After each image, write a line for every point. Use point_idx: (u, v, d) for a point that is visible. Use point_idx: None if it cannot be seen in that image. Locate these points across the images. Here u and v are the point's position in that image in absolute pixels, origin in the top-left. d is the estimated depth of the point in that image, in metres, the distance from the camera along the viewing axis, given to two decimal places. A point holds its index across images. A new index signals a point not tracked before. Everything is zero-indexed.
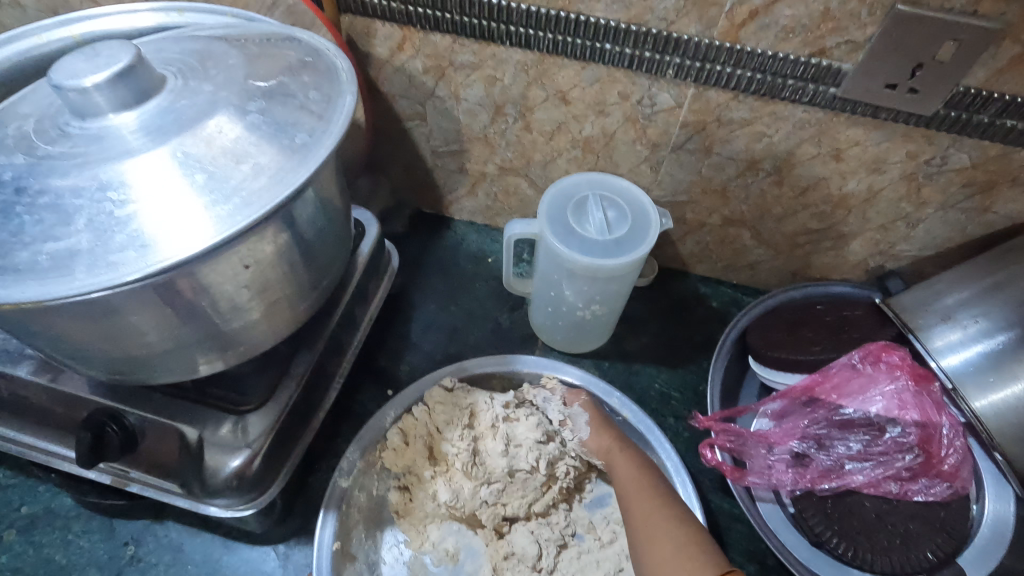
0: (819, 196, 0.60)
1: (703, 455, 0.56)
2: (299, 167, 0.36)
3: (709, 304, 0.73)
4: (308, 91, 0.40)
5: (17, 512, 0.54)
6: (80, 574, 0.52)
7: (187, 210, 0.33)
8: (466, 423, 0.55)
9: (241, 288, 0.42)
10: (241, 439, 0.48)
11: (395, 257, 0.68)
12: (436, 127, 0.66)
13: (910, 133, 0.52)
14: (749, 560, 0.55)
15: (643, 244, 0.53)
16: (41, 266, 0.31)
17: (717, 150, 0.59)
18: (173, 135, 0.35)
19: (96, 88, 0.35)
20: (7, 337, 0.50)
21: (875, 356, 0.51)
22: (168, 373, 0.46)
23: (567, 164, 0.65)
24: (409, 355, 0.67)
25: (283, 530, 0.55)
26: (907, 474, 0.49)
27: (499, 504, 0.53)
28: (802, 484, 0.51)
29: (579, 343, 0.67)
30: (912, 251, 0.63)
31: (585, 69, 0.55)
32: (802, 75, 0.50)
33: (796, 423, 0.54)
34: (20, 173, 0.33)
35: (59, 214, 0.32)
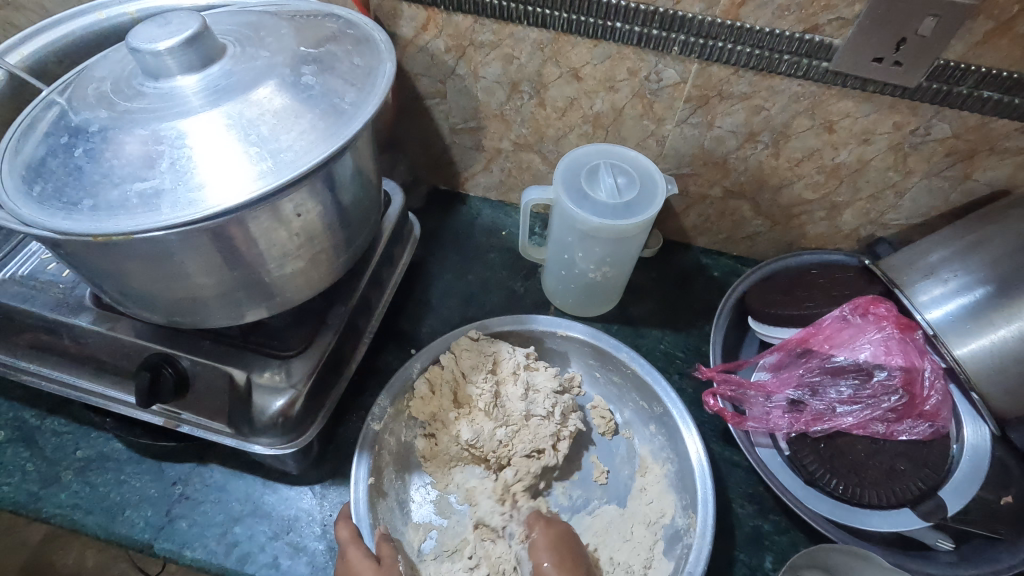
0: (813, 167, 0.65)
1: (706, 404, 0.61)
2: (349, 123, 0.40)
3: (711, 273, 0.78)
4: (353, 58, 0.44)
5: (72, 455, 0.59)
6: (134, 509, 0.56)
7: (254, 159, 0.38)
8: (490, 368, 0.60)
9: (291, 237, 0.47)
10: (285, 381, 0.52)
11: (416, 226, 0.72)
12: (454, 105, 0.71)
13: (896, 105, 0.56)
14: (747, 501, 0.60)
15: (651, 206, 0.57)
16: (131, 203, 0.36)
17: (718, 123, 0.63)
18: (239, 93, 0.39)
19: (169, 51, 0.39)
20: (71, 290, 0.56)
21: (864, 308, 0.56)
22: (218, 317, 0.50)
23: (578, 139, 0.70)
24: (429, 319, 0.72)
25: (318, 472, 0.60)
26: (892, 415, 0.54)
27: (511, 447, 0.57)
28: (797, 427, 0.56)
29: (588, 306, 0.72)
30: (899, 219, 0.67)
31: (597, 46, 0.59)
32: (796, 51, 0.54)
33: (792, 372, 0.59)
34: (106, 125, 0.38)
35: (143, 158, 0.37)
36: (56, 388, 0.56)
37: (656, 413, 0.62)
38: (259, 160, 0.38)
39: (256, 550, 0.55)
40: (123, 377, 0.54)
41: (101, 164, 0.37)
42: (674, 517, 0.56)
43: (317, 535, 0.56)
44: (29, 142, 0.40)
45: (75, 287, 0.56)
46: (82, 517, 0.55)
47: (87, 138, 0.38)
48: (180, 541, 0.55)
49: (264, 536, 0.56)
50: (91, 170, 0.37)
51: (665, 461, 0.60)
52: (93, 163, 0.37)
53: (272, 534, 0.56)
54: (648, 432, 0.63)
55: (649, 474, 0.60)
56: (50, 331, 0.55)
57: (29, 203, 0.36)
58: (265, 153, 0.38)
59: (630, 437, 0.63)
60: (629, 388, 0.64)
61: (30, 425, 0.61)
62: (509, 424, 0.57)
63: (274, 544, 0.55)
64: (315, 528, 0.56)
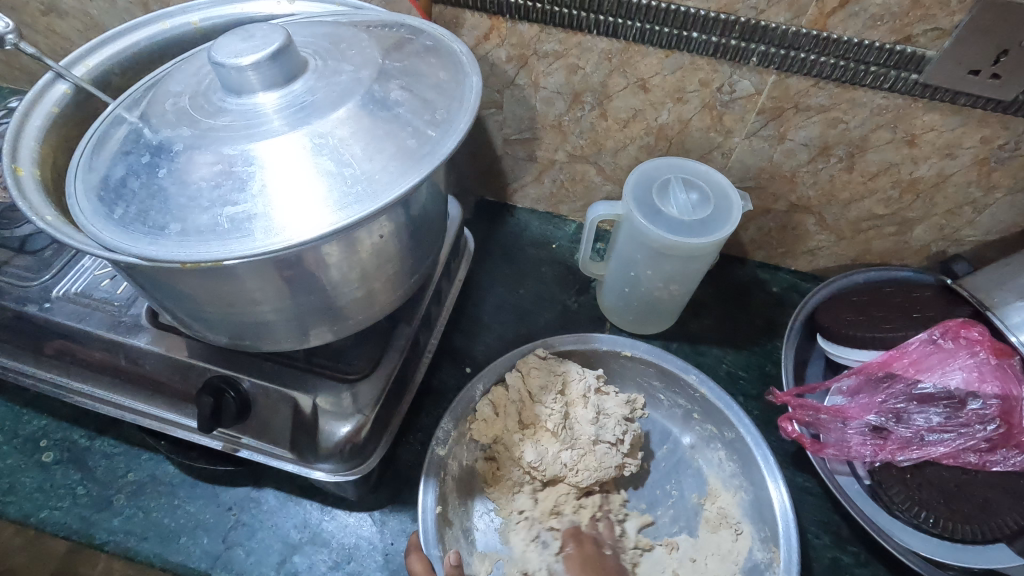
0: (888, 181, 0.62)
1: (782, 429, 0.60)
2: (443, 140, 0.38)
3: (769, 288, 0.75)
4: (439, 72, 0.42)
5: (124, 478, 0.57)
6: (189, 536, 0.54)
7: (347, 180, 0.36)
8: (559, 389, 0.58)
9: (371, 257, 0.45)
10: (352, 407, 0.50)
11: (469, 241, 0.70)
12: (510, 115, 0.68)
13: (987, 119, 0.54)
14: (824, 531, 0.57)
15: (727, 223, 0.55)
16: (222, 229, 0.34)
17: (791, 136, 0.61)
18: (327, 108, 0.37)
19: (253, 66, 0.37)
20: (128, 309, 0.54)
21: (955, 333, 0.54)
22: (283, 340, 0.48)
23: (638, 151, 0.67)
24: (482, 336, 0.70)
25: (377, 498, 0.57)
26: (986, 445, 0.51)
27: (575, 471, 0.55)
28: (882, 455, 0.54)
29: (647, 324, 0.70)
30: (975, 236, 0.65)
31: (669, 57, 0.57)
32: (885, 62, 0.52)
33: (873, 398, 0.56)
34: (191, 144, 0.36)
35: (232, 180, 0.35)
36: (111, 409, 0.54)
37: (727, 438, 0.59)
38: (352, 180, 0.36)
39: None
40: (181, 400, 0.52)
41: (188, 186, 0.35)
42: (752, 550, 0.54)
43: (379, 565, 0.54)
44: (104, 160, 0.39)
45: (130, 305, 0.54)
46: (136, 544, 0.53)
47: (171, 158, 0.36)
48: (238, 570, 0.53)
49: (325, 566, 0.53)
50: (178, 192, 0.35)
51: (736, 489, 0.58)
52: (179, 185, 0.35)
53: (332, 563, 0.54)
54: (715, 457, 0.60)
55: (720, 502, 0.58)
56: (107, 352, 0.53)
57: (113, 227, 0.35)
58: (358, 172, 0.36)
59: (697, 462, 0.61)
60: (695, 411, 0.62)
61: (80, 446, 0.59)
62: (577, 446, 0.55)
63: (335, 574, 0.53)
64: (377, 558, 0.54)
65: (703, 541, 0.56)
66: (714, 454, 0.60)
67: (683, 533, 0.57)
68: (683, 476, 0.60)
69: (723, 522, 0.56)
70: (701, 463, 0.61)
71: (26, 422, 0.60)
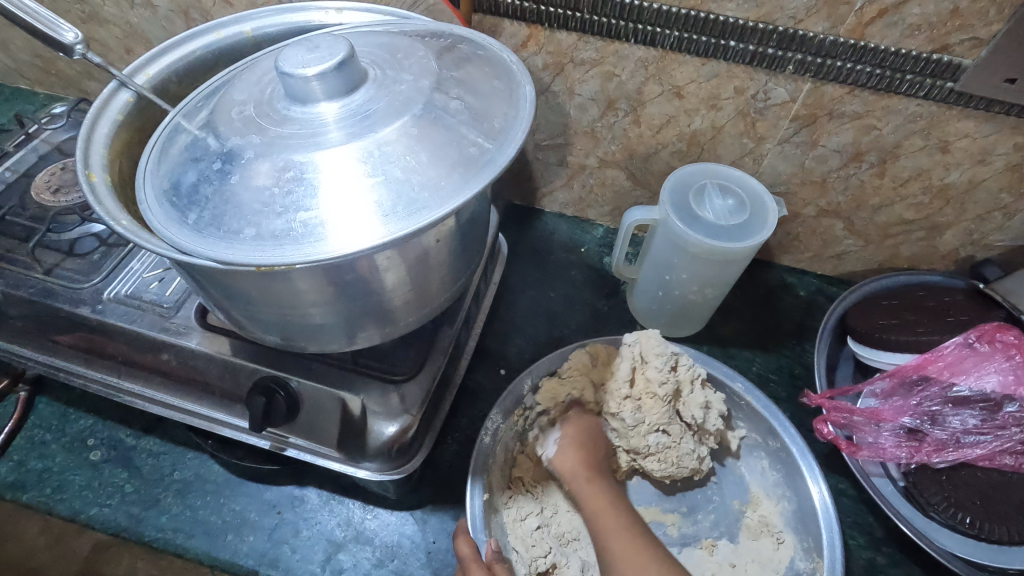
0: (919, 186, 0.63)
1: (817, 430, 0.61)
2: (503, 147, 0.40)
3: (797, 292, 0.76)
4: (493, 81, 0.44)
5: (170, 477, 0.58)
6: (237, 534, 0.55)
7: (414, 186, 0.37)
8: (672, 367, 0.56)
9: (425, 261, 0.46)
10: (400, 407, 0.52)
11: (503, 245, 0.72)
12: (543, 121, 0.70)
13: (1019, 126, 0.55)
14: (859, 532, 0.58)
15: (764, 227, 0.57)
16: (295, 234, 0.35)
17: (823, 142, 0.62)
18: (391, 116, 0.39)
19: (319, 76, 0.38)
20: (178, 311, 0.55)
21: (990, 336, 0.55)
22: (333, 342, 0.49)
23: (670, 157, 0.68)
24: (515, 338, 0.71)
25: (418, 497, 0.58)
26: (1021, 447, 0.52)
27: (656, 455, 0.56)
28: (918, 457, 0.54)
29: (678, 327, 0.71)
30: (1004, 241, 0.66)
31: (705, 65, 0.58)
32: (920, 71, 0.53)
33: (906, 400, 0.57)
34: (261, 151, 0.37)
35: (303, 186, 0.36)
36: (161, 409, 0.56)
37: (771, 447, 0.60)
38: (418, 187, 0.37)
39: None
40: (230, 400, 0.53)
41: (261, 192, 0.36)
42: (795, 559, 0.55)
43: (422, 563, 0.55)
44: (172, 166, 0.40)
45: (179, 307, 0.55)
46: (185, 541, 0.54)
47: (242, 166, 0.37)
48: (285, 569, 0.54)
49: (369, 564, 0.54)
50: (251, 198, 0.36)
51: (779, 498, 0.59)
52: (251, 191, 0.36)
53: (376, 561, 0.54)
54: (758, 466, 0.61)
55: (762, 510, 0.58)
56: (157, 353, 0.54)
57: (188, 231, 0.36)
58: (423, 178, 0.37)
59: (739, 468, 0.61)
60: (739, 420, 0.63)
61: (126, 444, 0.60)
62: (668, 431, 0.56)
63: (380, 571, 0.54)
64: (420, 556, 0.55)
65: (742, 548, 0.57)
66: (757, 462, 0.61)
67: (723, 537, 0.57)
68: (725, 479, 0.61)
69: (764, 530, 0.57)
70: (742, 470, 0.61)
71: (73, 421, 0.61)
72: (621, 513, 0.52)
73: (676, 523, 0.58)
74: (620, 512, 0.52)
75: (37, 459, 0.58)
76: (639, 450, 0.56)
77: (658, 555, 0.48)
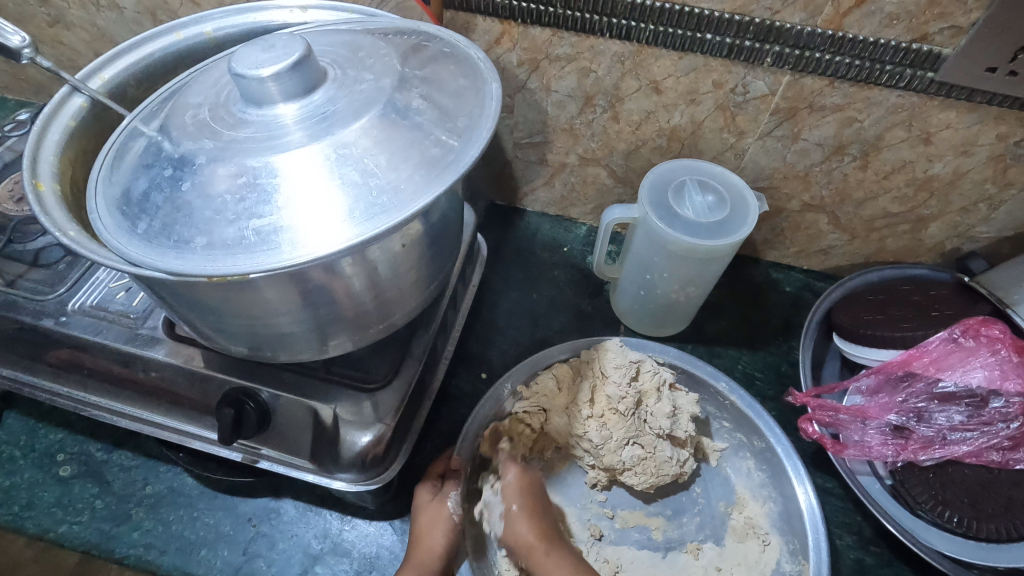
0: (902, 179, 0.62)
1: (802, 430, 0.60)
2: (467, 146, 0.38)
3: (783, 288, 0.75)
4: (458, 79, 0.42)
5: (142, 490, 0.57)
6: (210, 549, 0.54)
7: (374, 189, 0.36)
8: (632, 376, 0.57)
9: (392, 265, 0.44)
10: (373, 416, 0.50)
11: (483, 246, 0.71)
12: (521, 119, 0.68)
13: (1003, 115, 0.53)
14: (847, 532, 0.57)
15: (745, 225, 0.56)
16: (249, 242, 0.34)
17: (805, 136, 0.61)
18: (350, 118, 0.37)
19: (275, 76, 0.36)
20: (144, 321, 0.54)
21: (975, 330, 0.54)
22: (301, 352, 0.47)
23: (650, 153, 0.67)
24: (497, 340, 0.69)
25: (397, 506, 0.57)
26: (1008, 443, 0.51)
27: (633, 469, 0.56)
28: (904, 454, 0.53)
29: (663, 326, 0.70)
30: (990, 233, 0.65)
31: (683, 59, 0.57)
32: (900, 61, 0.51)
33: (892, 397, 0.56)
34: (214, 157, 0.36)
35: (257, 193, 0.35)
36: (129, 423, 0.54)
37: (756, 447, 0.59)
38: (378, 190, 0.36)
39: None
40: (200, 411, 0.52)
41: (213, 199, 0.35)
42: (781, 561, 0.54)
43: None
44: (124, 174, 0.38)
45: (147, 317, 0.54)
46: (157, 557, 0.53)
47: (194, 171, 0.36)
48: None
49: None
50: (202, 206, 0.35)
51: (765, 499, 0.58)
52: (203, 198, 0.35)
53: (354, 573, 0.53)
54: (744, 466, 0.60)
55: (748, 511, 0.57)
56: (125, 365, 0.53)
57: (138, 242, 0.35)
58: (383, 182, 0.36)
59: (724, 469, 0.60)
60: (723, 419, 0.62)
61: (97, 459, 0.59)
62: (639, 443, 0.56)
63: None
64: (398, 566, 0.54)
65: (728, 550, 0.55)
66: (742, 462, 0.60)
67: (709, 540, 0.56)
68: (709, 481, 0.59)
69: (750, 532, 0.56)
70: (728, 471, 0.60)
71: (42, 436, 0.60)
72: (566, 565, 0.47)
73: (661, 526, 0.57)
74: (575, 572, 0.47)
75: (5, 476, 0.57)
76: (615, 467, 0.56)
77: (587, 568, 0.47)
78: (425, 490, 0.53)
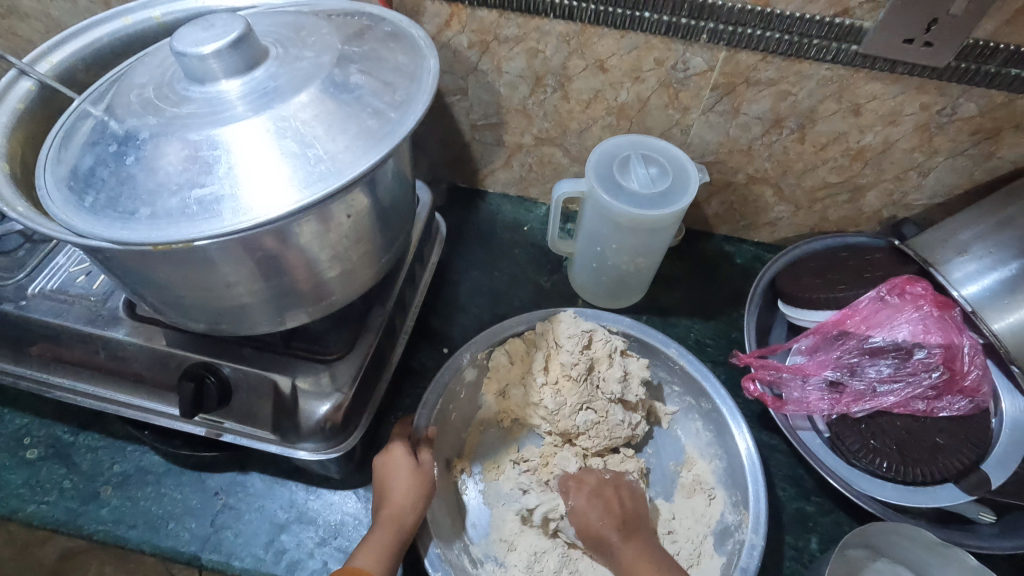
0: (838, 150, 0.65)
1: (745, 389, 0.63)
2: (403, 118, 0.40)
3: (734, 260, 0.78)
4: (398, 55, 0.44)
5: (110, 470, 0.58)
6: (178, 522, 0.55)
7: (313, 158, 0.37)
8: (584, 344, 0.60)
9: (342, 236, 0.46)
10: (331, 386, 0.52)
11: (442, 226, 0.73)
12: (476, 101, 0.70)
13: (923, 85, 0.57)
14: (790, 484, 0.60)
15: (685, 194, 0.58)
16: (192, 211, 0.35)
17: (745, 110, 0.63)
18: (290, 92, 0.39)
19: (215, 54, 0.38)
20: (104, 302, 0.55)
21: (901, 289, 0.57)
22: (257, 325, 0.49)
23: (601, 132, 0.70)
24: (459, 317, 0.71)
25: (361, 475, 0.59)
26: (932, 392, 0.54)
27: (586, 433, 0.58)
28: (838, 408, 0.57)
29: (617, 298, 0.73)
30: (923, 199, 0.68)
31: (624, 37, 0.59)
32: (826, 35, 0.54)
33: (829, 355, 0.59)
34: (157, 133, 0.37)
35: (199, 164, 0.36)
36: (92, 403, 0.55)
37: (704, 408, 0.62)
38: (317, 159, 0.37)
39: (305, 557, 0.54)
40: (163, 389, 0.53)
41: (158, 171, 0.36)
42: (724, 513, 0.57)
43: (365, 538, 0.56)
44: (71, 152, 0.40)
45: (107, 299, 0.55)
46: (125, 532, 0.54)
47: (138, 146, 0.37)
48: (228, 552, 0.54)
49: (312, 543, 0.55)
50: (147, 178, 0.36)
51: (712, 457, 0.61)
52: (147, 172, 0.36)
53: (320, 540, 0.55)
54: (693, 427, 0.63)
55: (696, 469, 0.61)
56: (86, 346, 0.54)
57: (85, 214, 0.36)
58: (322, 152, 0.38)
59: (675, 430, 0.64)
60: (675, 383, 0.64)
61: (64, 442, 0.60)
62: (592, 408, 0.58)
63: (323, 549, 0.55)
64: (362, 531, 0.56)
65: (677, 505, 0.59)
66: (691, 423, 0.63)
67: (659, 497, 0.60)
68: (660, 443, 0.63)
69: (697, 488, 0.59)
70: (678, 433, 0.63)
71: (8, 422, 0.60)
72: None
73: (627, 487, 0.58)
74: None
75: None
76: (570, 432, 0.58)
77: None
78: (397, 455, 0.52)
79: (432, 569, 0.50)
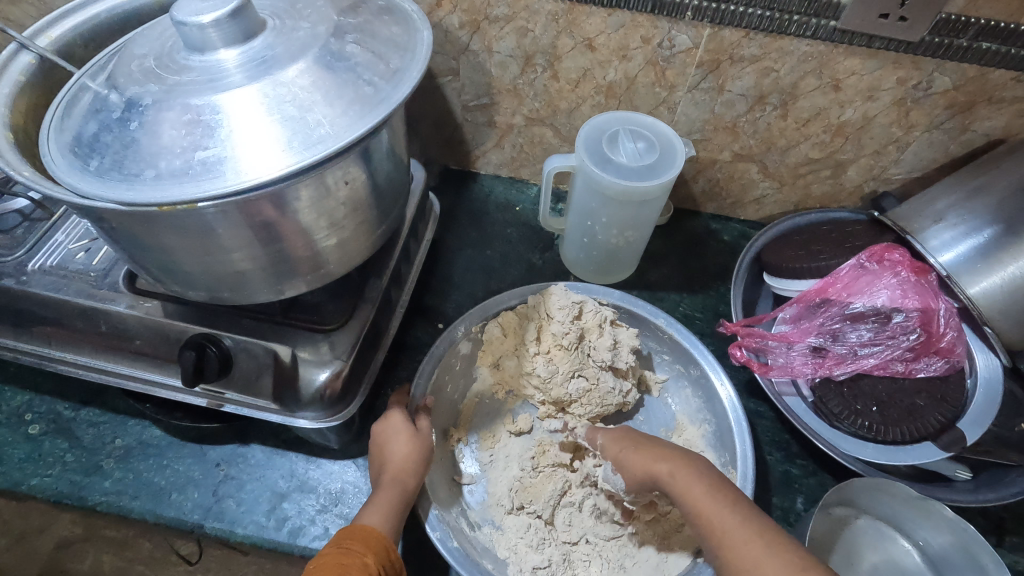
0: (820, 126, 0.67)
1: (732, 356, 0.64)
2: (398, 86, 0.42)
3: (721, 237, 0.80)
4: (391, 27, 0.46)
5: (112, 443, 0.59)
6: (181, 492, 0.56)
7: (311, 123, 0.39)
8: (575, 315, 0.61)
9: (340, 205, 0.47)
10: (330, 354, 0.54)
11: (435, 206, 0.75)
12: (467, 81, 0.71)
13: (899, 60, 0.59)
14: (776, 449, 0.62)
15: (672, 167, 0.60)
16: (196, 172, 0.37)
17: (729, 87, 0.65)
18: (287, 61, 0.40)
19: (214, 23, 0.39)
20: (103, 277, 0.56)
21: (880, 256, 0.59)
22: (256, 294, 0.50)
23: (590, 111, 0.71)
24: (453, 294, 0.73)
25: (360, 445, 0.61)
26: (910, 354, 0.57)
27: (579, 401, 0.60)
28: (821, 371, 0.59)
29: (608, 273, 0.75)
30: (901, 174, 0.71)
31: (611, 15, 0.61)
32: (806, 11, 0.56)
33: (812, 322, 0.62)
34: (160, 99, 0.38)
35: (202, 128, 0.37)
36: (93, 375, 0.56)
37: (693, 376, 0.64)
38: (316, 124, 0.39)
39: (306, 524, 0.55)
40: (164, 361, 0.54)
41: (161, 136, 0.37)
42: None
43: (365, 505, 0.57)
44: (74, 121, 0.41)
45: (107, 274, 0.56)
46: (129, 502, 0.55)
47: (141, 112, 0.38)
48: (230, 520, 0.55)
49: (313, 510, 0.56)
50: (150, 143, 0.37)
51: (701, 422, 0.63)
52: (151, 136, 0.38)
53: (320, 507, 0.57)
54: (683, 394, 0.65)
55: (686, 434, 0.63)
56: (86, 320, 0.55)
57: (90, 178, 0.37)
58: (320, 117, 0.39)
59: (665, 399, 0.66)
60: (664, 353, 0.67)
61: (64, 417, 0.60)
62: (584, 376, 0.60)
63: (324, 516, 0.56)
64: (362, 498, 0.57)
65: None
66: (681, 391, 0.65)
67: None
68: (651, 410, 0.65)
69: None
70: (669, 400, 0.66)
71: (8, 399, 0.61)
72: (749, 523, 0.39)
73: None
74: (777, 550, 0.37)
75: None
76: (562, 399, 0.60)
77: (796, 545, 0.37)
78: (395, 421, 0.54)
79: (430, 530, 0.51)
